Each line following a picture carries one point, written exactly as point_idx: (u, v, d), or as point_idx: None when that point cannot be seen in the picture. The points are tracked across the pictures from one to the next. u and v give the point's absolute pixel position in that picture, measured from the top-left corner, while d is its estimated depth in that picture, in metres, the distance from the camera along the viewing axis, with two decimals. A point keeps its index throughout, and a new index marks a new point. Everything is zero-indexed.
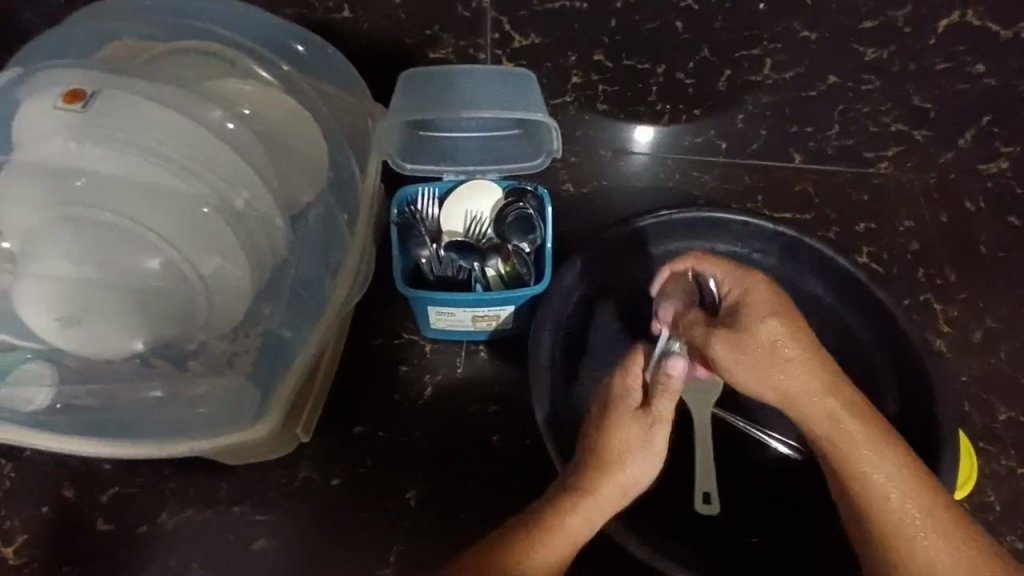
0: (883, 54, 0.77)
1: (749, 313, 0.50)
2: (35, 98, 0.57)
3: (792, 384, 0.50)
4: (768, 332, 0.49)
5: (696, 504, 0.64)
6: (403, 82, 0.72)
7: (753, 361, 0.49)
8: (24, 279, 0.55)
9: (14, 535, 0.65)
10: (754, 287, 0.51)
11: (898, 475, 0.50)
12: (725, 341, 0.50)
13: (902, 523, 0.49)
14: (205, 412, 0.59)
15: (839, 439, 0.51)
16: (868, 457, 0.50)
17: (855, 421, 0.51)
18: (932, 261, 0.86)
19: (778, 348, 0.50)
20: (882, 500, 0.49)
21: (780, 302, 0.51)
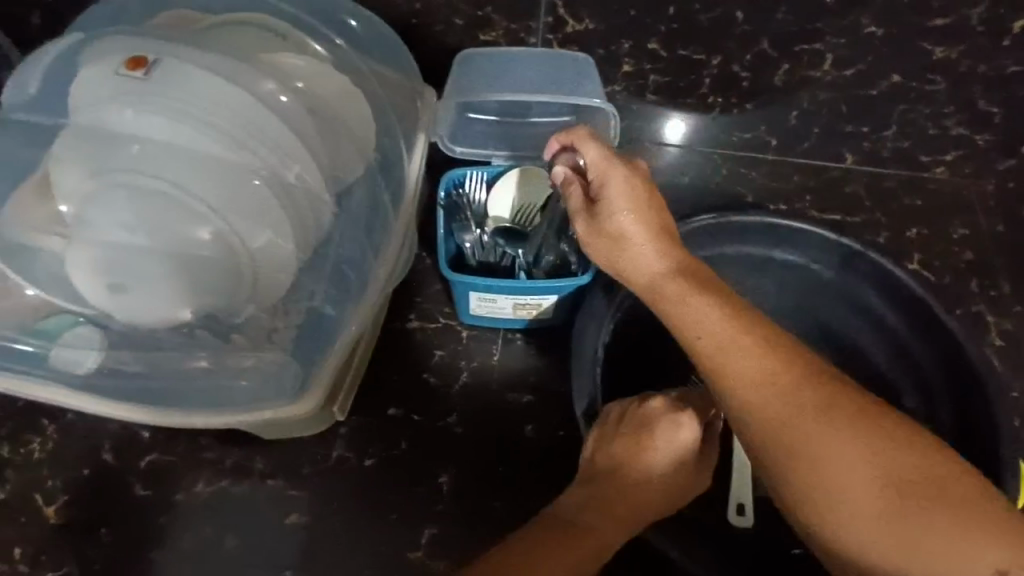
0: (952, 54, 0.75)
1: (608, 206, 0.54)
2: (97, 64, 0.57)
3: (642, 270, 0.54)
4: (619, 218, 0.54)
5: (728, 513, 0.64)
6: (461, 62, 0.71)
7: (608, 251, 0.55)
8: (79, 244, 0.56)
9: (54, 496, 0.66)
10: (611, 176, 0.55)
11: (770, 361, 0.48)
12: (584, 220, 0.55)
13: (775, 419, 0.47)
14: (247, 385, 0.59)
15: (697, 325, 0.51)
16: (732, 347, 0.49)
17: (713, 307, 0.51)
18: (987, 271, 0.83)
19: (627, 234, 0.54)
20: (755, 390, 0.48)
21: (637, 190, 0.55)
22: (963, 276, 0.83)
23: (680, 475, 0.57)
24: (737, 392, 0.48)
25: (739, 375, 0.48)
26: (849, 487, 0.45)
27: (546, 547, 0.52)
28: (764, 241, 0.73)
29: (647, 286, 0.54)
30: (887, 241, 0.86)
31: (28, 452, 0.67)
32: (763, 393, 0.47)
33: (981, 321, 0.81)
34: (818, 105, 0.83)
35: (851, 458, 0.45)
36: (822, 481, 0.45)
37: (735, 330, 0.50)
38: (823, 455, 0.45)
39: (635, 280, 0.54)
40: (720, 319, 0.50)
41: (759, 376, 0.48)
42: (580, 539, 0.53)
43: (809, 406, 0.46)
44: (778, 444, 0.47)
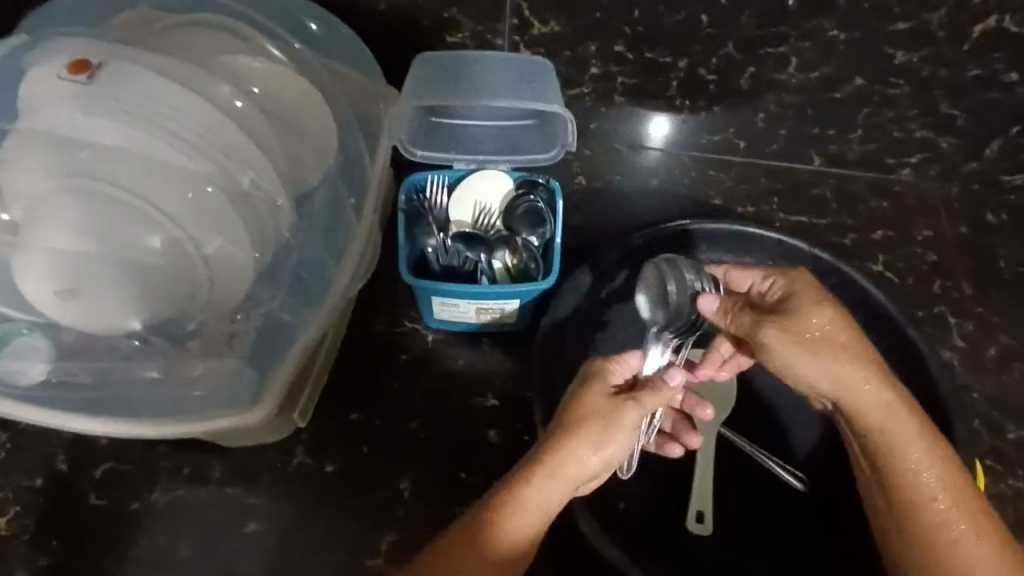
0: (913, 58, 0.76)
1: (807, 308, 0.53)
2: (42, 66, 0.56)
3: (848, 376, 0.53)
4: (824, 325, 0.53)
5: (686, 521, 0.64)
6: (417, 68, 0.70)
7: (814, 355, 0.53)
8: (25, 250, 0.54)
9: (6, 506, 0.65)
10: (800, 278, 0.55)
11: (933, 446, 0.53)
12: (777, 326, 0.53)
13: (914, 497, 0.53)
14: (201, 394, 0.58)
15: (879, 415, 0.53)
16: (908, 431, 0.53)
17: (893, 395, 0.54)
18: (949, 272, 0.83)
19: (830, 336, 0.53)
20: (909, 463, 0.53)
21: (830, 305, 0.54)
22: (928, 278, 0.83)
23: (591, 404, 0.53)
24: (899, 465, 0.53)
25: (899, 444, 0.53)
26: (958, 551, 0.51)
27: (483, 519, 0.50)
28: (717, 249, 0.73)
29: (817, 380, 0.54)
30: (852, 244, 0.85)
31: None
32: (921, 475, 0.53)
33: (943, 322, 0.80)
34: (785, 108, 0.83)
35: (969, 532, 0.52)
36: (938, 541, 0.52)
37: (901, 407, 0.53)
38: (959, 526, 0.52)
39: (824, 386, 0.54)
40: (893, 404, 0.54)
41: (910, 448, 0.53)
42: (512, 497, 0.51)
43: (955, 485, 0.53)
44: (918, 505, 0.53)
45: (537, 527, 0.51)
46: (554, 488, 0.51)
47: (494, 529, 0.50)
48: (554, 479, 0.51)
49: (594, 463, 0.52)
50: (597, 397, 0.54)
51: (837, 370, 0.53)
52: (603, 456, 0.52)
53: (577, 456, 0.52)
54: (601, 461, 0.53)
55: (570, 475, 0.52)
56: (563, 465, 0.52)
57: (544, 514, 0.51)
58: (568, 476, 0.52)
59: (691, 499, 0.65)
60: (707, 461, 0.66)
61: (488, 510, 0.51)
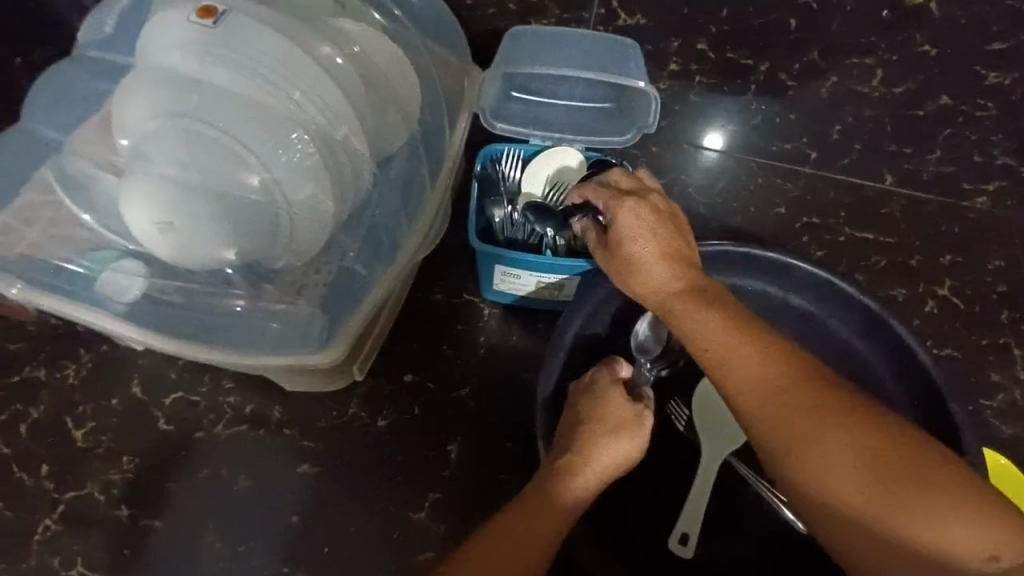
0: (1005, 80, 0.80)
1: (618, 234, 0.57)
2: (170, 10, 0.60)
3: (650, 285, 0.56)
4: (631, 248, 0.56)
5: (670, 541, 0.63)
6: (509, 40, 0.73)
7: (621, 277, 0.57)
8: (133, 177, 0.58)
9: (84, 420, 0.69)
10: (622, 210, 0.57)
11: (745, 355, 0.50)
12: (602, 255, 0.59)
13: (791, 457, 0.47)
14: (278, 328, 0.61)
15: (720, 365, 0.51)
16: (709, 338, 0.52)
17: (708, 309, 0.53)
18: (1019, 304, 0.78)
19: (633, 254, 0.56)
20: (746, 386, 0.50)
21: (652, 224, 0.57)
22: (994, 307, 0.78)
23: (616, 415, 0.57)
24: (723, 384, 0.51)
25: (753, 402, 0.49)
26: (818, 466, 0.46)
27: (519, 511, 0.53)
28: (748, 274, 0.70)
29: (651, 296, 0.56)
30: (919, 266, 0.80)
31: (63, 377, 0.70)
32: (780, 427, 0.48)
33: (1008, 354, 0.76)
34: (863, 121, 0.83)
35: (835, 445, 0.46)
36: (799, 461, 0.47)
37: (733, 348, 0.51)
38: (804, 441, 0.47)
39: (649, 298, 0.56)
40: (701, 314, 0.53)
41: (765, 402, 0.49)
42: (548, 497, 0.53)
43: (788, 395, 0.48)
44: (752, 428, 0.49)
45: (573, 514, 0.53)
46: (587, 490, 0.54)
47: (532, 521, 0.52)
48: (586, 481, 0.54)
49: (620, 466, 0.56)
50: (605, 400, 0.58)
51: (647, 284, 0.56)
52: (627, 460, 0.56)
53: (606, 462, 0.55)
54: (626, 466, 0.56)
55: (600, 478, 0.55)
56: (597, 468, 0.55)
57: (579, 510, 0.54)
58: (598, 479, 0.55)
59: (678, 519, 0.63)
60: (704, 483, 0.64)
61: (521, 503, 0.53)
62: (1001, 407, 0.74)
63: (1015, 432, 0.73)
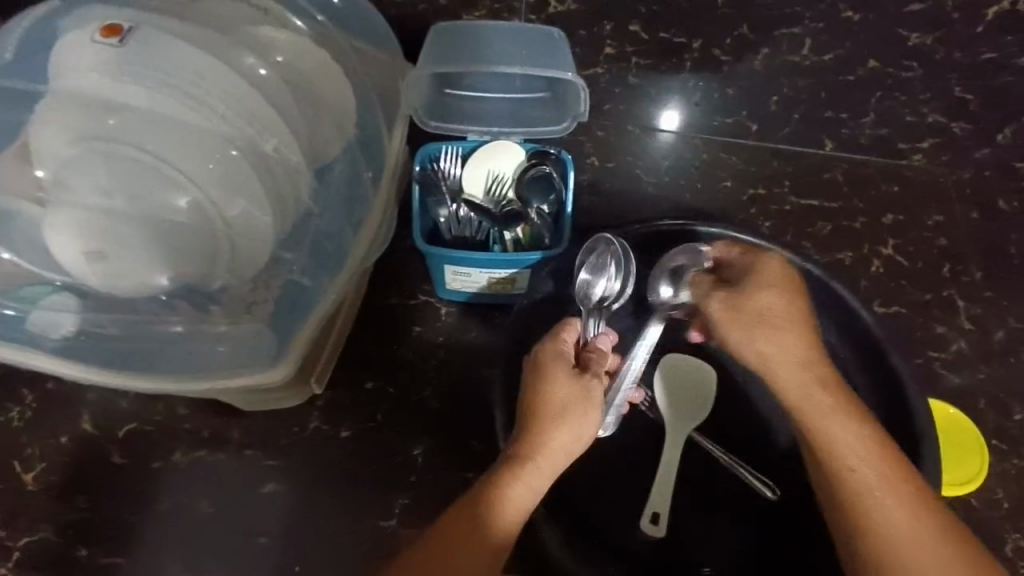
0: (929, 39, 0.83)
1: (749, 288, 0.57)
2: (76, 31, 0.58)
3: (778, 349, 0.55)
4: (763, 302, 0.56)
5: (641, 522, 0.64)
6: (435, 37, 0.71)
7: (745, 328, 0.56)
8: (58, 209, 0.56)
9: (33, 462, 0.67)
10: (765, 263, 0.57)
11: (866, 441, 0.53)
12: (723, 302, 0.57)
13: (897, 552, 0.50)
14: (225, 351, 0.59)
15: (845, 448, 0.53)
16: (835, 420, 0.54)
17: (834, 387, 0.55)
18: (959, 256, 0.81)
19: (768, 313, 0.55)
20: (850, 455, 0.52)
21: (791, 280, 0.57)
22: (935, 262, 0.80)
23: (563, 390, 0.55)
24: (837, 462, 0.53)
25: (871, 490, 0.51)
26: (913, 558, 0.49)
27: (475, 504, 0.52)
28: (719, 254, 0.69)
29: (774, 363, 0.55)
30: (862, 228, 0.82)
31: (6, 419, 0.68)
32: (894, 520, 0.50)
33: (952, 306, 0.79)
34: (798, 91, 0.84)
35: (936, 544, 0.50)
36: (896, 549, 0.50)
37: (861, 433, 0.53)
38: (909, 536, 0.50)
39: (777, 372, 0.55)
40: (824, 398, 0.54)
41: (882, 493, 0.51)
42: (501, 493, 0.52)
43: (901, 484, 0.51)
44: (859, 513, 0.51)
45: (528, 505, 0.52)
46: (539, 470, 0.53)
47: (490, 513, 0.51)
48: (538, 462, 0.53)
49: (572, 442, 0.54)
50: (558, 376, 0.56)
51: (771, 349, 0.55)
52: (576, 434, 0.54)
53: (555, 440, 0.54)
54: (579, 441, 0.55)
55: (553, 457, 0.53)
56: (547, 448, 0.54)
57: (535, 493, 0.53)
58: (549, 459, 0.53)
59: (648, 500, 0.65)
60: (670, 460, 0.66)
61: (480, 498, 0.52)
62: (948, 358, 0.77)
63: (962, 381, 0.76)
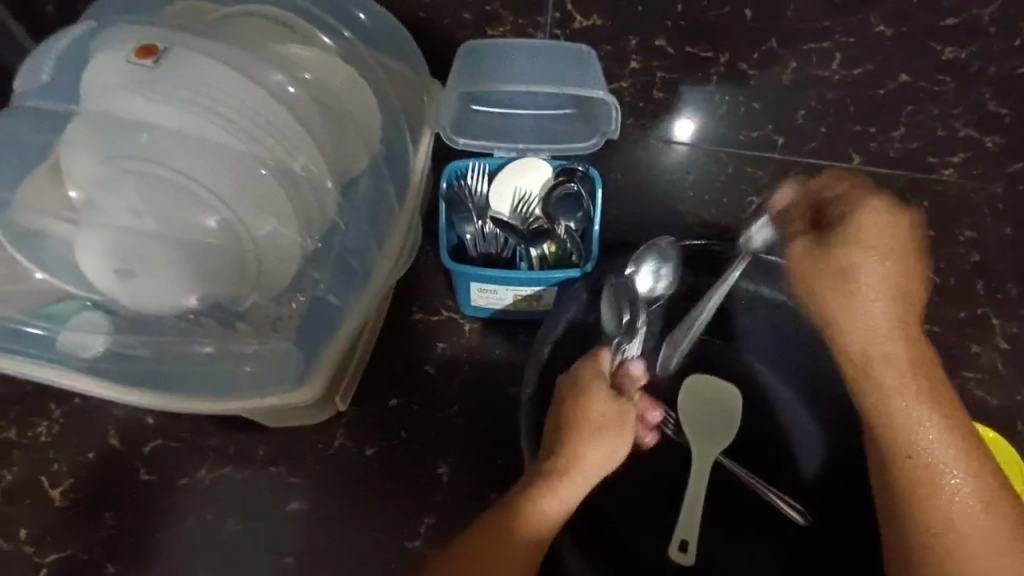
0: (961, 53, 0.82)
1: (842, 236, 0.57)
2: (109, 52, 0.58)
3: (859, 308, 0.56)
4: (852, 255, 0.56)
5: (668, 550, 0.63)
6: (463, 55, 0.71)
7: (832, 277, 0.56)
8: (87, 229, 0.56)
9: (60, 478, 0.67)
10: (867, 208, 0.57)
11: (938, 409, 0.54)
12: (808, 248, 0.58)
13: (951, 505, 0.52)
14: (252, 370, 0.59)
15: (914, 409, 0.54)
16: (907, 381, 0.55)
17: (915, 356, 0.56)
18: (994, 274, 0.79)
19: (856, 267, 0.56)
20: (917, 412, 0.54)
21: (892, 228, 0.57)
22: (970, 279, 0.79)
23: (595, 414, 0.56)
24: (906, 424, 0.54)
25: (931, 448, 0.53)
26: (973, 526, 0.52)
27: (501, 515, 0.53)
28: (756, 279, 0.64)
29: (856, 320, 0.56)
30: None
31: (35, 434, 0.68)
32: (955, 482, 0.53)
33: (987, 324, 0.77)
34: (828, 104, 0.82)
35: (989, 513, 0.52)
36: (959, 520, 0.52)
37: (931, 397, 0.54)
38: (970, 501, 0.52)
39: (857, 332, 0.56)
40: (904, 361, 0.55)
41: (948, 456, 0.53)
42: (530, 511, 0.52)
43: (959, 455, 0.53)
44: (928, 471, 0.53)
45: (553, 528, 0.53)
46: (571, 490, 0.54)
47: (513, 529, 0.52)
48: (571, 477, 0.54)
49: (601, 466, 0.55)
50: (591, 397, 0.57)
51: (852, 306, 0.56)
52: (608, 455, 0.55)
53: (585, 463, 0.55)
54: (612, 460, 0.56)
55: (584, 473, 0.54)
56: (575, 470, 0.54)
57: (565, 509, 0.53)
58: (580, 478, 0.54)
59: (676, 527, 0.63)
60: (698, 489, 0.64)
61: (507, 519, 0.52)
62: (982, 377, 0.75)
63: (998, 402, 0.74)
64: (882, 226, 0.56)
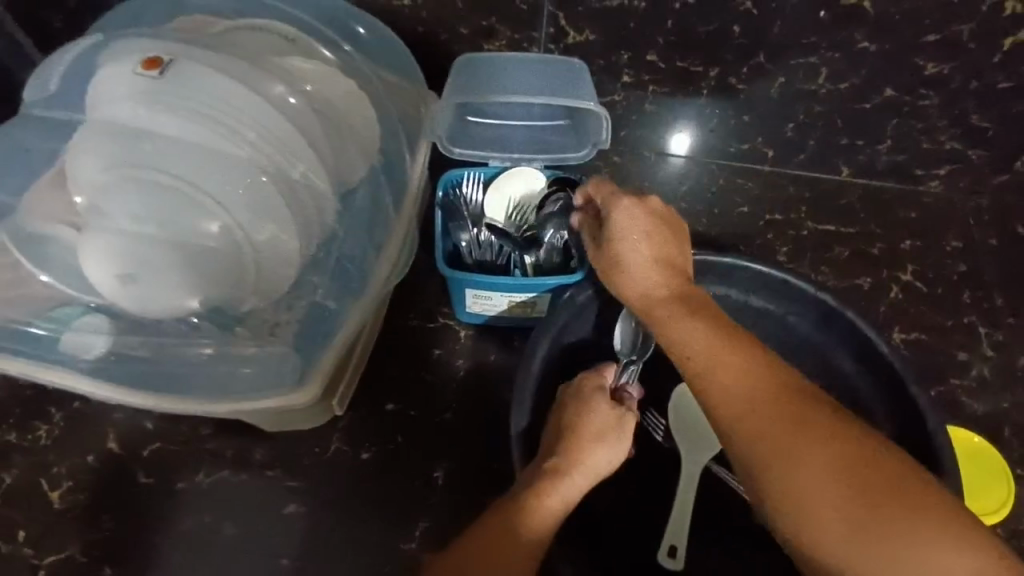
0: (943, 69, 0.75)
1: (609, 230, 0.58)
2: (116, 63, 0.60)
3: (640, 291, 0.56)
4: (619, 246, 0.57)
5: (659, 555, 0.64)
6: (458, 68, 0.73)
7: (609, 274, 0.58)
8: (91, 233, 0.57)
9: (60, 481, 0.68)
10: (614, 201, 0.59)
11: (741, 367, 0.50)
12: (593, 246, 0.60)
13: (769, 461, 0.47)
14: (251, 372, 0.60)
15: (706, 370, 0.50)
16: (696, 344, 0.52)
17: (705, 320, 0.53)
18: (980, 282, 0.82)
19: (624, 254, 0.57)
20: (715, 374, 0.50)
21: (640, 221, 0.58)
22: (956, 288, 0.81)
23: (598, 416, 0.59)
24: (708, 390, 0.50)
25: (729, 411, 0.49)
26: (798, 479, 0.46)
27: (503, 509, 0.53)
28: (733, 284, 0.69)
29: (637, 300, 0.56)
30: (881, 252, 0.83)
31: (35, 437, 0.69)
32: (765, 437, 0.47)
33: (973, 332, 0.79)
34: (816, 118, 0.82)
35: (814, 460, 0.46)
36: (786, 485, 0.46)
37: (715, 356, 0.51)
38: (784, 446, 0.47)
39: (642, 302, 0.56)
40: (692, 328, 0.52)
41: (754, 414, 0.48)
42: (538, 499, 0.53)
43: (766, 407, 0.48)
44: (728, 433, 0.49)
45: (557, 522, 0.53)
46: (577, 484, 0.55)
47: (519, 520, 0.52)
48: (574, 473, 0.55)
49: (604, 466, 0.57)
50: (594, 402, 0.60)
51: (642, 284, 0.56)
52: (611, 456, 0.57)
53: (591, 460, 0.56)
54: (612, 465, 0.57)
55: (588, 476, 0.56)
56: (581, 464, 0.55)
57: (568, 507, 0.54)
58: (585, 474, 0.55)
59: (665, 532, 0.64)
60: (686, 494, 0.65)
61: (513, 510, 0.52)
62: (970, 384, 0.76)
63: (985, 409, 0.75)
64: (628, 216, 0.58)
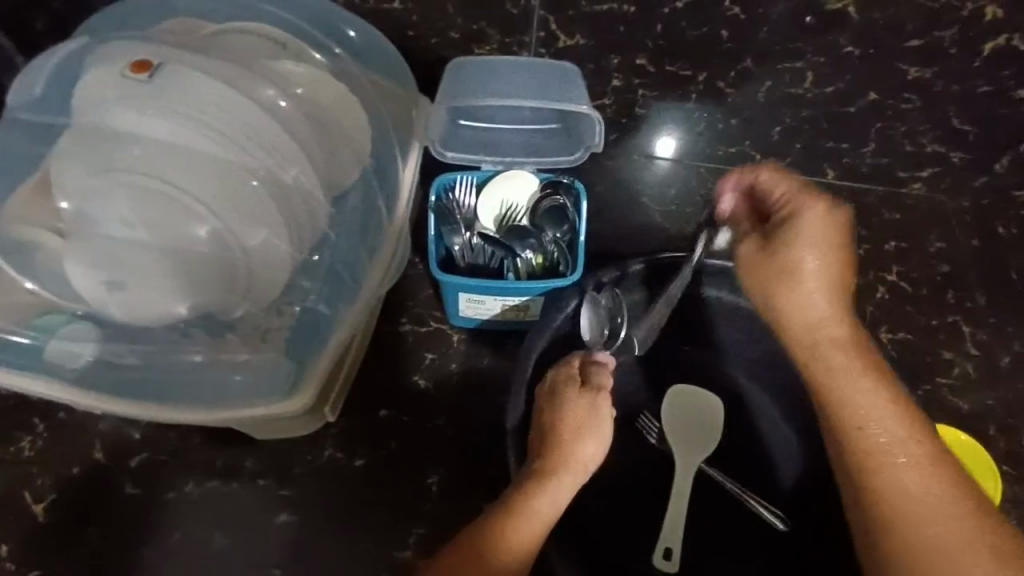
0: (926, 73, 0.83)
1: (794, 237, 0.54)
2: (103, 66, 0.59)
3: (810, 311, 0.54)
4: (804, 257, 0.53)
5: (653, 557, 0.64)
6: (451, 71, 0.73)
7: (776, 281, 0.55)
8: (82, 240, 0.57)
9: (44, 493, 0.66)
10: (809, 211, 0.54)
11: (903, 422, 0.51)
12: (755, 244, 0.56)
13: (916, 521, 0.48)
14: (242, 379, 0.60)
15: (865, 407, 0.51)
16: (860, 383, 0.52)
17: (864, 359, 0.53)
18: (962, 283, 0.82)
19: (802, 272, 0.54)
20: (874, 416, 0.51)
21: (834, 236, 0.54)
22: (940, 289, 0.81)
23: (578, 409, 0.56)
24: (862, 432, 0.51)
25: (880, 465, 0.50)
26: (926, 537, 0.47)
27: (486, 521, 0.52)
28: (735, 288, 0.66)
29: (794, 318, 0.55)
30: (866, 254, 0.82)
31: (18, 449, 0.67)
32: (914, 502, 0.48)
33: (957, 332, 0.80)
34: (801, 121, 0.85)
35: (961, 532, 0.47)
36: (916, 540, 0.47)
37: (881, 404, 0.51)
38: (931, 509, 0.48)
39: (805, 322, 0.54)
40: (854, 361, 0.53)
41: (907, 475, 0.49)
42: (524, 507, 0.52)
43: (922, 474, 0.49)
44: (875, 479, 0.50)
45: (547, 528, 0.52)
46: (565, 485, 0.54)
47: (504, 532, 0.51)
48: (560, 476, 0.54)
49: (591, 460, 0.55)
50: (573, 395, 0.57)
51: (813, 302, 0.54)
52: (598, 449, 0.55)
53: (576, 459, 0.55)
54: (601, 455, 0.56)
55: (574, 471, 0.54)
56: (567, 466, 0.54)
57: (557, 511, 0.53)
58: (572, 472, 0.54)
59: (661, 534, 0.64)
60: (681, 495, 0.65)
61: (494, 522, 0.51)
62: (955, 383, 0.78)
63: (969, 406, 0.77)
64: (819, 231, 0.54)
